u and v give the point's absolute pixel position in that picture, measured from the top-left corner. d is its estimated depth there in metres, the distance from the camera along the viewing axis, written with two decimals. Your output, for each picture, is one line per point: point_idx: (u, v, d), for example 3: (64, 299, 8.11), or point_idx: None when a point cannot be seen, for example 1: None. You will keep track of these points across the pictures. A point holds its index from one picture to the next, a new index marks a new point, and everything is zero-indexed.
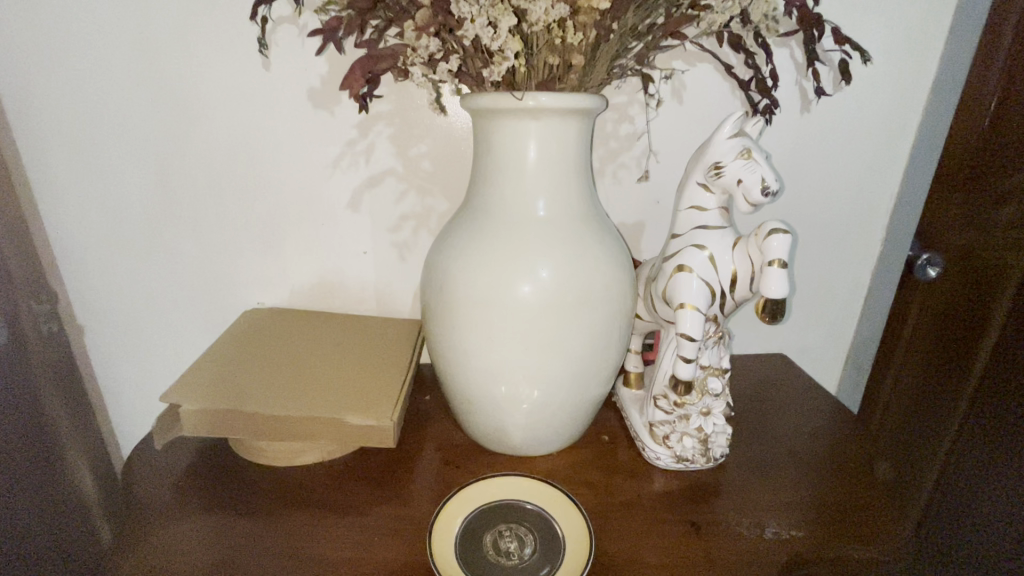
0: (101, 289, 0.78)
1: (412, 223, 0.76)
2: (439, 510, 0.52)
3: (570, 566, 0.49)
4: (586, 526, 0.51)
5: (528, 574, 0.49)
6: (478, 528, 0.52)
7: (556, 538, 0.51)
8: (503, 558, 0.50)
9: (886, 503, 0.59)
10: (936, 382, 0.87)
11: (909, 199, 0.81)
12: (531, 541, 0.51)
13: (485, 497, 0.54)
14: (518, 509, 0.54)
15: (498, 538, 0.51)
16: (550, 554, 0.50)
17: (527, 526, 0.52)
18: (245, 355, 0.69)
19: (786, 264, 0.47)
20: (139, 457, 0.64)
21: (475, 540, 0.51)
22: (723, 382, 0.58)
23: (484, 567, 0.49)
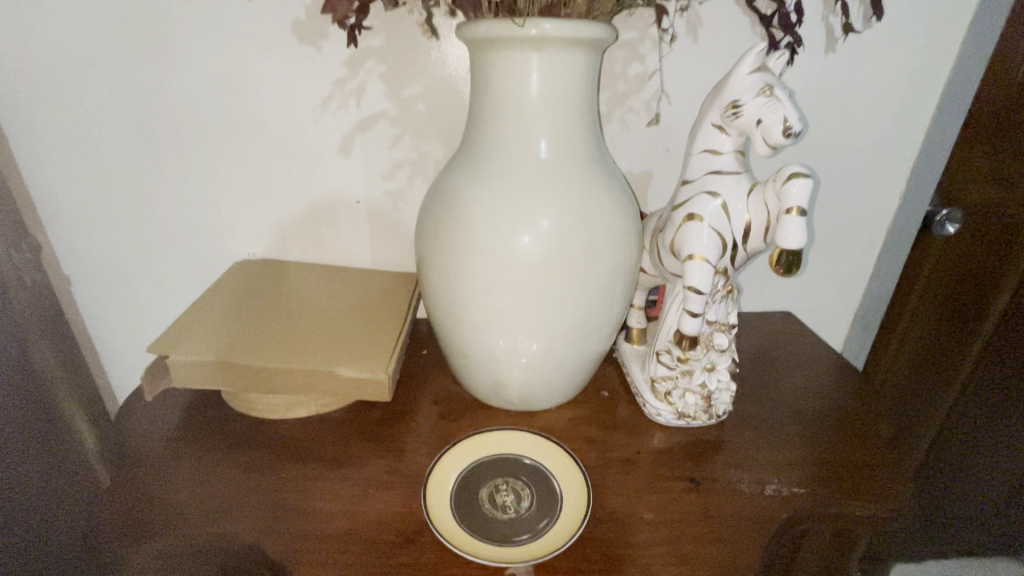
0: (85, 237, 0.75)
1: (407, 171, 0.72)
2: (434, 463, 0.51)
3: (568, 519, 0.48)
4: (584, 482, 0.50)
5: (525, 526, 0.48)
6: (474, 482, 0.51)
7: (554, 492, 0.50)
8: (500, 512, 0.49)
9: (888, 459, 0.58)
10: (944, 340, 0.86)
11: (933, 151, 0.77)
12: (528, 495, 0.50)
13: (482, 451, 0.53)
14: (515, 464, 0.53)
15: (494, 492, 0.50)
16: (548, 508, 0.49)
17: (525, 480, 0.51)
18: (235, 307, 0.67)
19: (806, 211, 0.43)
20: (131, 408, 0.63)
21: (471, 494, 0.50)
22: (730, 338, 0.56)
23: (480, 520, 0.48)
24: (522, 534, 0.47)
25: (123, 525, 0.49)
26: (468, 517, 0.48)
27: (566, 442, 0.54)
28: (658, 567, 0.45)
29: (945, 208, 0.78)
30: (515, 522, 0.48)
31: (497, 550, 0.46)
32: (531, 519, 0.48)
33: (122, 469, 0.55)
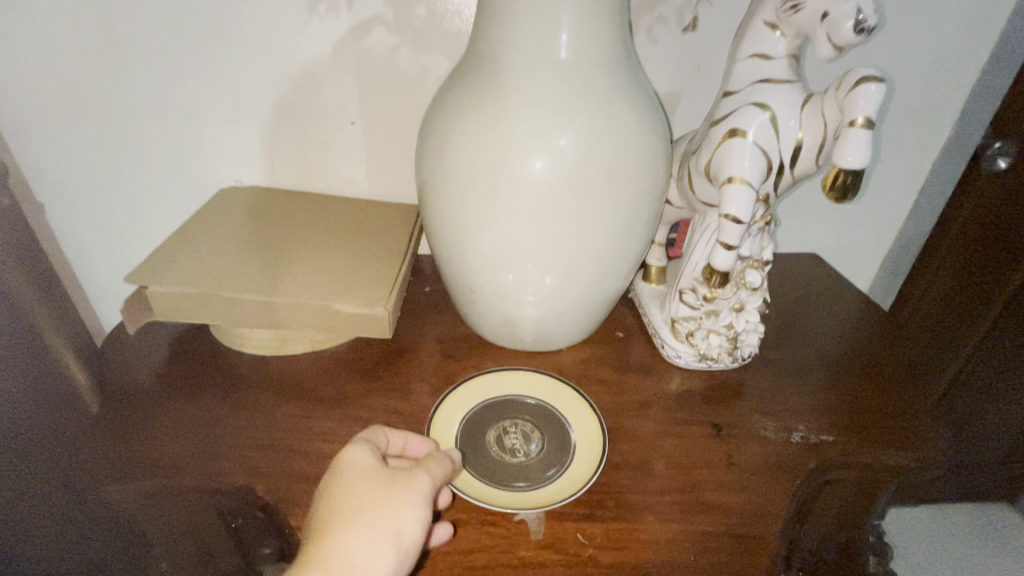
0: (55, 159, 0.69)
1: (406, 88, 0.65)
2: (437, 404, 0.47)
3: (583, 464, 0.44)
4: (600, 426, 0.47)
5: (535, 471, 0.44)
6: (480, 423, 0.47)
7: (566, 435, 0.47)
8: (508, 455, 0.45)
9: (921, 406, 0.54)
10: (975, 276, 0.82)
11: (997, 74, 0.69)
12: (538, 439, 0.47)
13: (488, 392, 0.49)
14: (524, 406, 0.49)
15: (502, 434, 0.47)
16: (561, 451, 0.46)
17: (535, 422, 0.48)
18: (221, 236, 0.62)
19: (873, 124, 0.37)
20: (115, 342, 0.59)
21: (477, 436, 0.46)
22: (763, 275, 0.51)
23: (486, 464, 0.45)
24: (530, 480, 0.44)
25: (107, 464, 0.47)
26: (474, 460, 0.45)
27: (579, 384, 0.50)
28: (677, 513, 0.42)
29: (999, 140, 0.71)
30: (525, 466, 0.45)
31: (506, 495, 0.42)
32: (542, 463, 0.45)
33: (111, 404, 0.52)
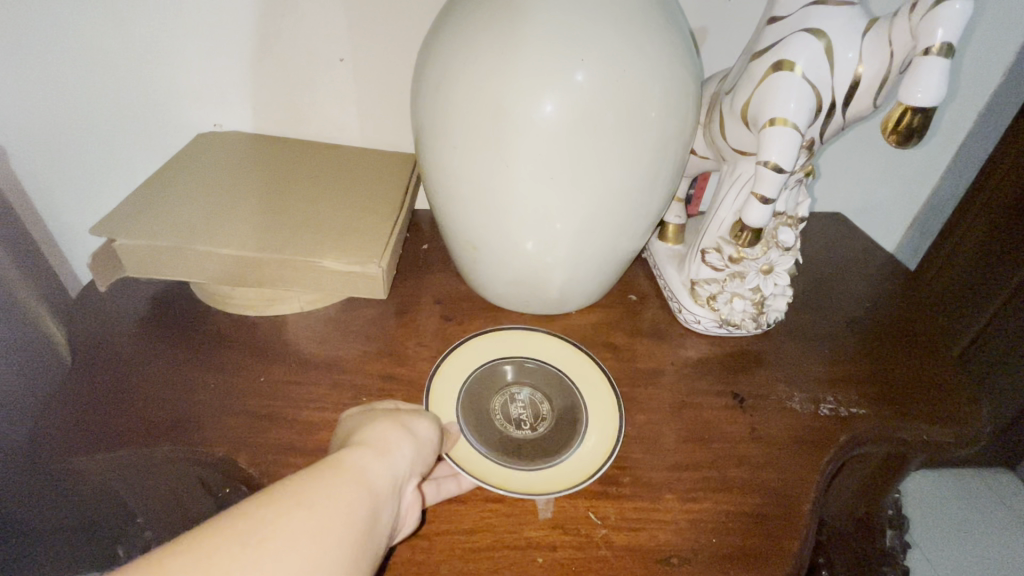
0: (10, 95, 0.61)
1: (401, 18, 0.58)
2: (433, 371, 0.43)
3: (600, 438, 0.41)
4: (617, 406, 0.42)
5: (539, 447, 0.41)
6: (483, 390, 0.44)
7: (580, 405, 0.43)
8: (514, 427, 0.42)
9: (961, 379, 0.50)
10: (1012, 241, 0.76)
11: None
12: (547, 412, 0.43)
13: (490, 356, 0.46)
14: (535, 372, 0.45)
15: (509, 404, 0.43)
16: (574, 423, 0.42)
17: (543, 391, 0.44)
18: (198, 184, 0.56)
19: (953, 52, 0.31)
20: (86, 299, 0.55)
21: (480, 406, 0.43)
22: (797, 234, 0.46)
23: (488, 432, 0.41)
24: (534, 457, 0.40)
25: (77, 431, 0.43)
26: (475, 433, 0.41)
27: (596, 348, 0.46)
28: (697, 492, 0.39)
29: None
30: (533, 440, 0.41)
31: (514, 472, 0.39)
32: (552, 436, 0.41)
33: (87, 365, 0.48)
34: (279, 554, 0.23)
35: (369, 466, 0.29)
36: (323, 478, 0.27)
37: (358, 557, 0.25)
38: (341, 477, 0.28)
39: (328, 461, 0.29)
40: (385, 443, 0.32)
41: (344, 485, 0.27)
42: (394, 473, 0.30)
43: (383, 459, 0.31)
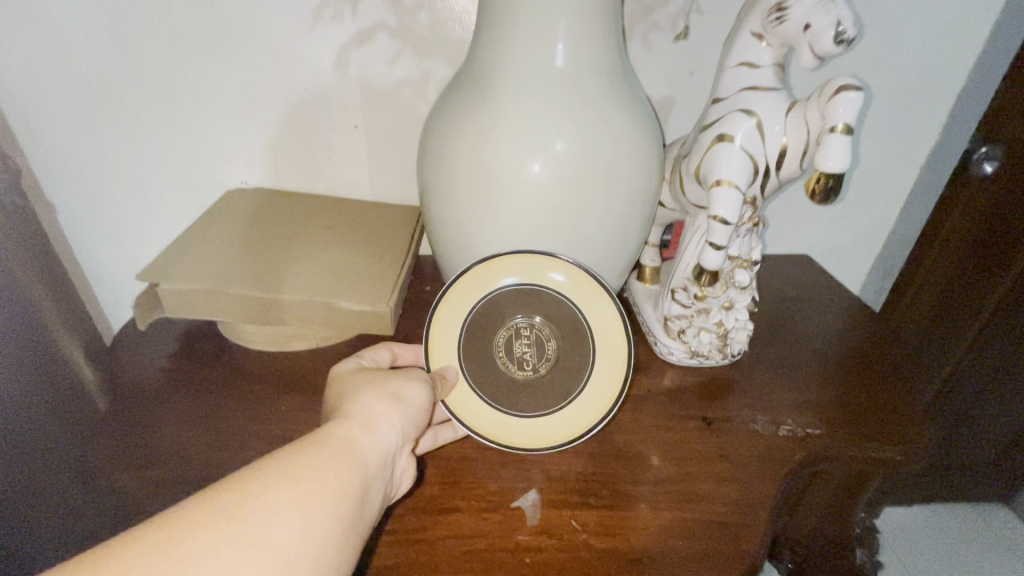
0: (68, 159, 0.71)
1: (408, 92, 0.67)
2: (432, 317, 0.50)
3: (600, 391, 0.49)
4: (625, 364, 0.49)
5: (537, 388, 0.49)
6: (489, 328, 0.50)
7: (585, 348, 0.50)
8: (517, 367, 0.49)
9: (910, 404, 0.56)
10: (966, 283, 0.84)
11: (981, 83, 0.71)
12: (551, 353, 0.49)
13: (494, 292, 0.50)
14: (548, 305, 0.50)
15: (516, 339, 0.50)
16: (575, 366, 0.49)
17: (549, 328, 0.50)
18: (229, 235, 0.64)
19: (852, 129, 0.39)
20: (126, 339, 0.61)
21: (486, 344, 0.50)
22: (751, 275, 0.53)
23: (495, 373, 0.49)
24: (532, 406, 0.49)
25: (119, 454, 0.48)
26: (483, 375, 0.49)
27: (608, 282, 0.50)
28: (669, 503, 0.44)
29: (985, 145, 0.75)
30: (535, 380, 0.49)
31: (513, 421, 0.49)
32: (553, 376, 0.49)
33: (121, 400, 0.54)
34: (271, 525, 0.28)
35: (353, 445, 0.34)
36: (310, 458, 0.32)
37: (343, 524, 0.31)
38: (327, 456, 0.33)
39: (316, 439, 0.34)
40: (368, 418, 0.37)
41: (329, 463, 0.32)
42: (376, 450, 0.36)
43: (368, 434, 0.36)
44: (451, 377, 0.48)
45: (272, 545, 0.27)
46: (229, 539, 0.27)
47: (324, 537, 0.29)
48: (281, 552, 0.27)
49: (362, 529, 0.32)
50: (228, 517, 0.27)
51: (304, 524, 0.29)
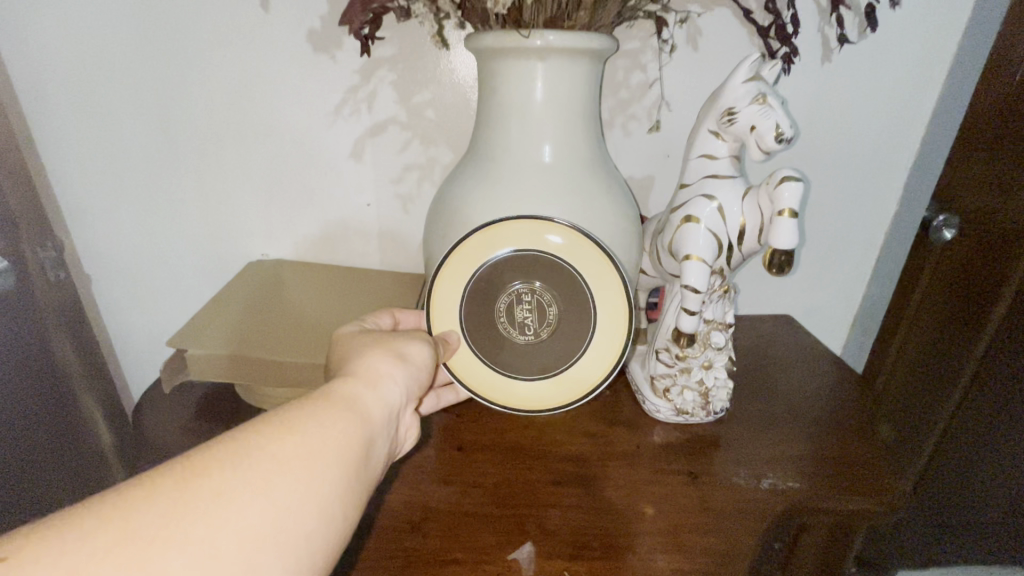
0: (110, 236, 0.79)
1: (415, 174, 0.75)
2: (433, 283, 0.53)
3: (598, 356, 0.54)
4: (623, 327, 0.53)
5: (539, 347, 0.54)
6: (489, 293, 0.53)
7: (585, 313, 0.53)
8: (519, 331, 0.53)
9: (884, 457, 0.59)
10: (945, 343, 0.86)
11: (928, 160, 0.79)
12: (551, 316, 0.53)
13: (493, 258, 0.51)
14: (550, 267, 0.52)
15: (518, 305, 0.53)
16: (575, 330, 0.54)
17: (549, 294, 0.52)
18: (249, 302, 0.70)
19: (797, 213, 0.45)
20: (150, 401, 0.66)
21: (487, 308, 0.53)
22: (727, 335, 0.59)
23: (498, 337, 0.54)
24: (534, 368, 0.55)
25: None
26: (485, 337, 0.54)
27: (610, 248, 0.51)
28: (657, 554, 0.47)
29: (942, 215, 0.79)
30: (536, 343, 0.54)
31: (516, 383, 0.55)
32: (552, 340, 0.54)
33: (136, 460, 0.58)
34: (275, 474, 0.31)
35: (353, 404, 0.38)
36: (312, 416, 0.35)
37: (342, 477, 0.34)
38: (327, 414, 0.36)
39: (319, 398, 0.37)
40: (373, 379, 0.42)
41: (329, 421, 0.36)
42: (375, 408, 0.39)
43: (373, 393, 0.40)
44: (453, 341, 0.53)
45: (276, 493, 0.31)
46: (238, 484, 0.30)
47: (325, 487, 0.33)
48: (284, 499, 0.31)
49: (361, 484, 0.36)
50: (234, 466, 0.31)
51: (306, 473, 0.32)
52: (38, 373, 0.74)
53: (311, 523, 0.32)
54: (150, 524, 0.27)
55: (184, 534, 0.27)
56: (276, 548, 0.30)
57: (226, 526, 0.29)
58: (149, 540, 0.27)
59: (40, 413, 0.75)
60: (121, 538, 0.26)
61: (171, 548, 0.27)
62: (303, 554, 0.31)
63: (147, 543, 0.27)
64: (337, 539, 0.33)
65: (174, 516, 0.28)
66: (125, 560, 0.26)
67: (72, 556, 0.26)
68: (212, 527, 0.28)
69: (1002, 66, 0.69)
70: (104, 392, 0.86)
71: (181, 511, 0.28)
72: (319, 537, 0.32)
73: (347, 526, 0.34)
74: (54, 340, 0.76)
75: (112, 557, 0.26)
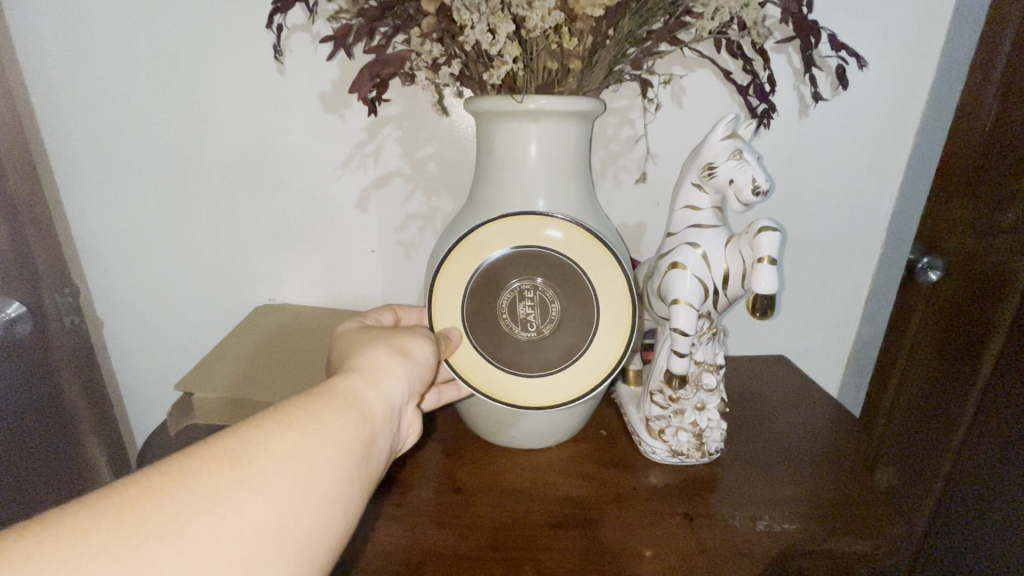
0: (126, 283, 0.83)
1: (418, 222, 0.79)
2: (434, 281, 0.53)
3: (603, 351, 0.54)
4: (628, 321, 0.53)
5: (542, 343, 0.54)
6: (491, 289, 0.53)
7: (590, 308, 0.53)
8: (522, 327, 0.53)
9: (880, 498, 0.58)
10: (943, 382, 0.87)
11: (909, 206, 0.83)
12: (553, 312, 0.53)
13: (495, 255, 0.52)
14: (551, 262, 0.52)
15: (520, 303, 0.53)
16: (578, 326, 0.53)
17: (552, 290, 0.52)
18: (254, 345, 0.72)
19: (775, 260, 0.48)
20: (155, 444, 0.67)
21: (489, 305, 0.53)
22: (718, 377, 0.61)
23: (501, 333, 0.54)
24: (538, 365, 0.54)
25: None
26: (487, 333, 0.54)
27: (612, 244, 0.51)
28: None
29: (927, 256, 0.81)
30: (538, 339, 0.54)
31: (519, 381, 0.55)
32: (554, 337, 0.54)
33: None
34: (273, 471, 0.31)
35: (354, 401, 0.38)
36: (312, 413, 0.35)
37: (343, 475, 0.34)
38: (328, 411, 0.36)
39: (320, 395, 0.37)
40: (376, 376, 0.42)
41: (330, 417, 0.36)
42: (377, 405, 0.40)
43: (374, 389, 0.40)
44: (454, 338, 0.53)
45: (274, 491, 0.30)
46: (233, 482, 0.30)
47: (325, 484, 0.32)
48: (283, 496, 0.30)
49: (362, 482, 0.35)
50: (231, 464, 0.30)
51: (306, 471, 0.32)
52: (40, 401, 0.75)
53: (310, 522, 0.31)
54: (143, 520, 0.27)
55: (181, 532, 0.27)
56: (274, 546, 0.29)
57: (222, 524, 0.28)
58: (143, 539, 0.26)
59: (40, 440, 0.75)
60: (115, 537, 0.26)
61: (163, 545, 0.26)
62: (303, 553, 0.30)
63: (141, 540, 0.26)
64: (339, 536, 0.33)
65: (168, 515, 0.27)
66: (117, 558, 0.25)
67: (64, 556, 0.25)
68: (209, 525, 0.28)
69: (970, 120, 0.73)
70: (100, 420, 0.86)
71: (177, 510, 0.28)
72: (319, 535, 0.32)
73: (347, 525, 0.34)
74: (56, 369, 0.77)
75: (106, 556, 0.25)
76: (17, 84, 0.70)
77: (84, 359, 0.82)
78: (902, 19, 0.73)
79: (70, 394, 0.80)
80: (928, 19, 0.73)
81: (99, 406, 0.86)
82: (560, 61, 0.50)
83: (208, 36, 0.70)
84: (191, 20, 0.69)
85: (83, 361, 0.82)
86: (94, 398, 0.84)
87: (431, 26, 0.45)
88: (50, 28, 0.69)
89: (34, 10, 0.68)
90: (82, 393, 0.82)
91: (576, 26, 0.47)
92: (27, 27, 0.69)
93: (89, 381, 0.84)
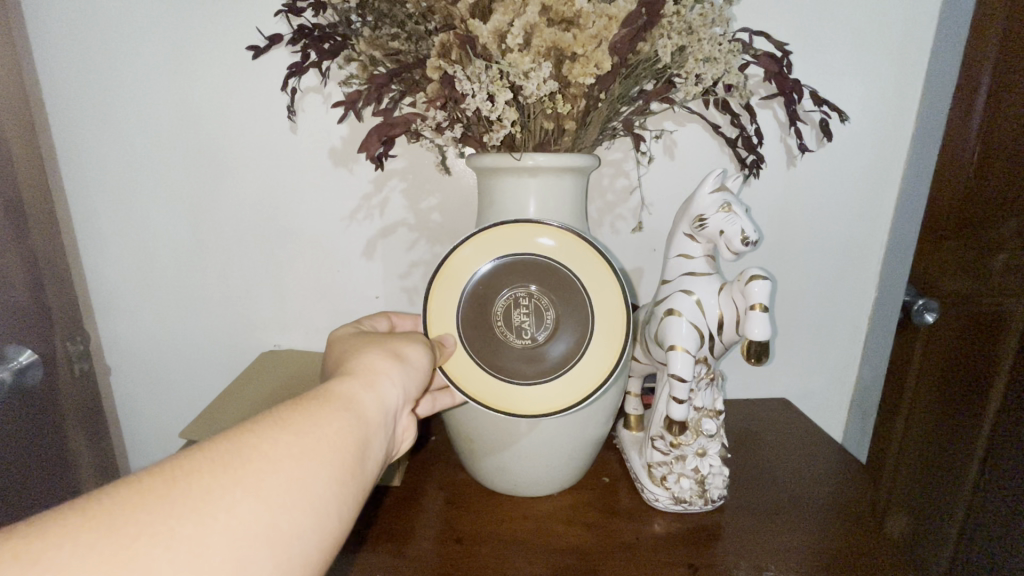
0: (134, 330, 0.85)
1: (421, 269, 0.82)
2: (430, 286, 0.54)
3: (598, 359, 0.54)
4: (621, 329, 0.53)
5: (537, 348, 0.54)
6: (486, 297, 0.54)
7: (584, 315, 0.53)
8: (518, 333, 0.54)
9: (891, 547, 0.57)
10: (950, 423, 0.87)
11: (900, 251, 0.85)
12: (547, 319, 0.54)
13: (489, 266, 0.53)
14: (545, 269, 0.53)
15: (516, 310, 0.54)
16: (573, 333, 0.54)
17: (547, 297, 0.53)
18: (258, 391, 0.72)
19: (767, 308, 0.50)
20: None
21: (485, 312, 0.54)
22: (718, 423, 0.61)
23: (496, 341, 0.54)
24: (535, 373, 0.54)
25: None
26: (482, 340, 0.54)
27: (606, 252, 0.53)
28: None
29: (922, 298, 0.82)
30: (534, 347, 0.54)
31: (515, 390, 0.54)
32: (551, 343, 0.54)
33: None
34: (266, 473, 0.31)
35: (349, 404, 0.38)
36: (307, 416, 0.35)
37: (336, 477, 0.34)
38: (323, 414, 0.36)
39: (316, 398, 0.38)
40: (372, 380, 0.42)
41: (324, 421, 0.36)
42: (372, 408, 0.40)
43: (369, 394, 0.41)
44: (448, 345, 0.54)
45: (266, 492, 0.30)
46: (226, 483, 0.30)
47: (319, 486, 0.33)
48: (275, 497, 0.31)
49: (355, 487, 0.36)
50: (226, 465, 0.31)
51: (299, 473, 0.32)
52: (41, 447, 0.74)
53: (302, 523, 0.31)
54: (134, 521, 0.27)
55: (171, 530, 0.27)
56: (265, 544, 0.29)
57: (214, 521, 0.28)
58: (133, 538, 0.26)
59: (34, 488, 0.74)
60: (107, 534, 0.26)
61: (154, 544, 0.26)
62: (292, 554, 0.31)
63: (131, 539, 0.26)
64: (331, 541, 0.33)
65: (160, 513, 0.27)
66: (107, 556, 0.25)
67: (54, 553, 0.25)
68: (200, 525, 0.28)
69: (953, 168, 0.76)
70: (97, 469, 0.85)
71: (169, 510, 0.28)
72: (310, 536, 0.32)
73: (340, 528, 0.34)
74: (58, 416, 0.77)
75: (95, 554, 0.25)
76: (45, 144, 0.75)
77: (85, 405, 0.82)
78: (880, 75, 0.77)
79: (70, 441, 0.79)
80: (906, 77, 0.77)
81: (96, 453, 0.85)
82: (555, 122, 0.53)
83: (227, 99, 0.75)
84: (212, 84, 0.74)
85: (85, 408, 0.82)
86: (91, 447, 0.83)
87: (437, 92, 0.49)
88: (82, 93, 0.74)
89: (66, 78, 0.73)
90: (78, 442, 0.81)
91: (570, 92, 0.50)
92: (58, 93, 0.74)
93: (91, 428, 0.83)
